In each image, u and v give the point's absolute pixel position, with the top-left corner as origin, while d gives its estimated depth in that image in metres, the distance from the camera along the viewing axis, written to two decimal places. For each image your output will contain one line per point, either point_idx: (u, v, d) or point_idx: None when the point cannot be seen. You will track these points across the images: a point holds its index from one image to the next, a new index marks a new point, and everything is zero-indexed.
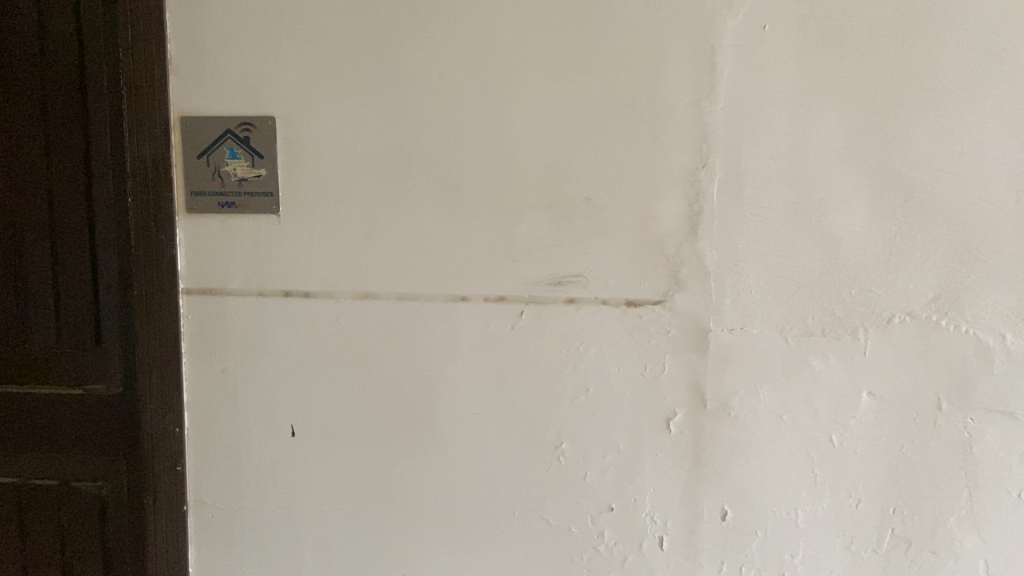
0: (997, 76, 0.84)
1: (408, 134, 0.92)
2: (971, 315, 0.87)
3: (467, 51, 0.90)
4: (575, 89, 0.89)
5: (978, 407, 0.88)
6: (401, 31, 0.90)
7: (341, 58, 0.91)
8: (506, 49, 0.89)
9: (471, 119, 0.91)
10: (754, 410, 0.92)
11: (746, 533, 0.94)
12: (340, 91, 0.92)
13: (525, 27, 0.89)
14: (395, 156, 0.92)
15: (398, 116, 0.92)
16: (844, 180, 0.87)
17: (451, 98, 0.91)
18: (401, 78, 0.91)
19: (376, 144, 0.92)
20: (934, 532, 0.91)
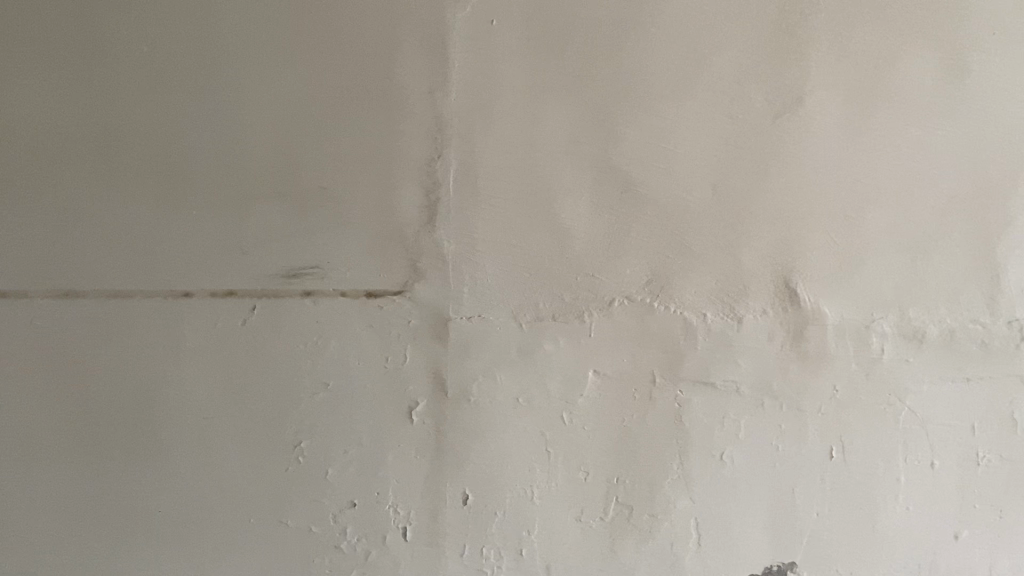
0: (695, 80, 0.94)
1: (122, 117, 0.87)
2: (677, 296, 0.96)
3: (190, 34, 0.88)
4: (302, 75, 0.89)
5: (685, 379, 0.97)
6: (114, 10, 0.87)
7: (46, 35, 0.86)
8: (227, 31, 0.88)
9: (193, 104, 0.88)
10: (492, 395, 0.94)
11: (487, 515, 0.95)
12: (47, 71, 0.87)
13: (249, 11, 0.88)
14: (106, 139, 0.87)
15: (110, 98, 0.87)
16: (570, 172, 0.93)
17: (169, 80, 0.88)
18: (115, 60, 0.87)
19: (88, 131, 0.87)
20: (652, 496, 0.97)
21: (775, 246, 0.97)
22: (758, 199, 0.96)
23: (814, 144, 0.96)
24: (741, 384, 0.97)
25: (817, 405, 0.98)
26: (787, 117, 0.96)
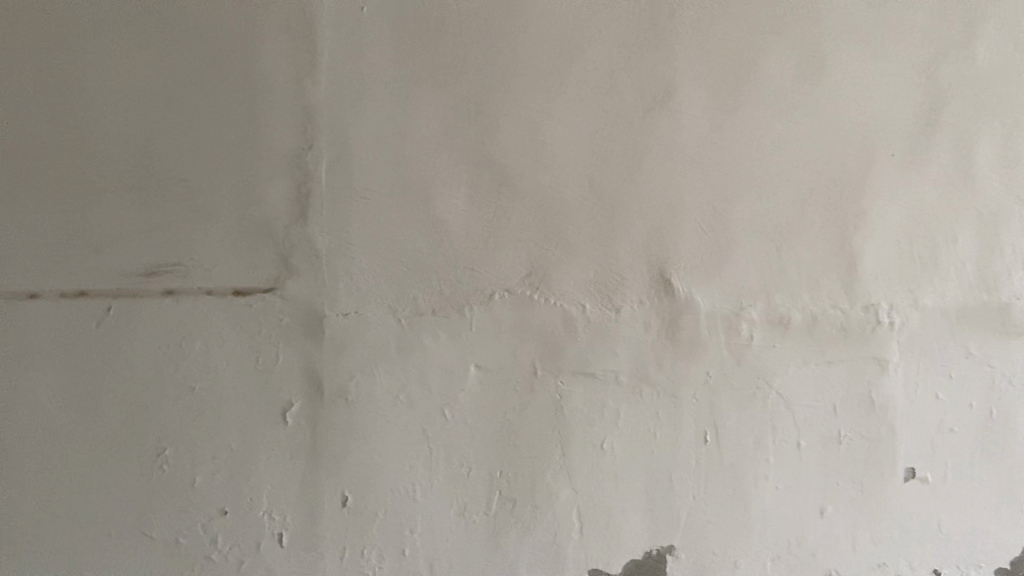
0: (567, 73, 0.96)
1: None
2: (557, 287, 0.97)
3: (37, 34, 0.89)
4: (155, 71, 0.90)
5: (565, 369, 0.97)
6: None
7: None
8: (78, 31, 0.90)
9: (42, 104, 0.89)
10: (369, 393, 0.93)
11: (366, 516, 0.93)
12: None
13: (101, 12, 0.90)
14: None
15: None
16: (443, 164, 0.94)
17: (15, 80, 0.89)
18: None
19: None
20: (534, 487, 0.97)
21: (649, 236, 0.99)
22: (633, 191, 0.98)
23: (684, 137, 0.99)
24: (619, 372, 0.98)
25: (691, 391, 1.00)
26: (658, 110, 0.98)
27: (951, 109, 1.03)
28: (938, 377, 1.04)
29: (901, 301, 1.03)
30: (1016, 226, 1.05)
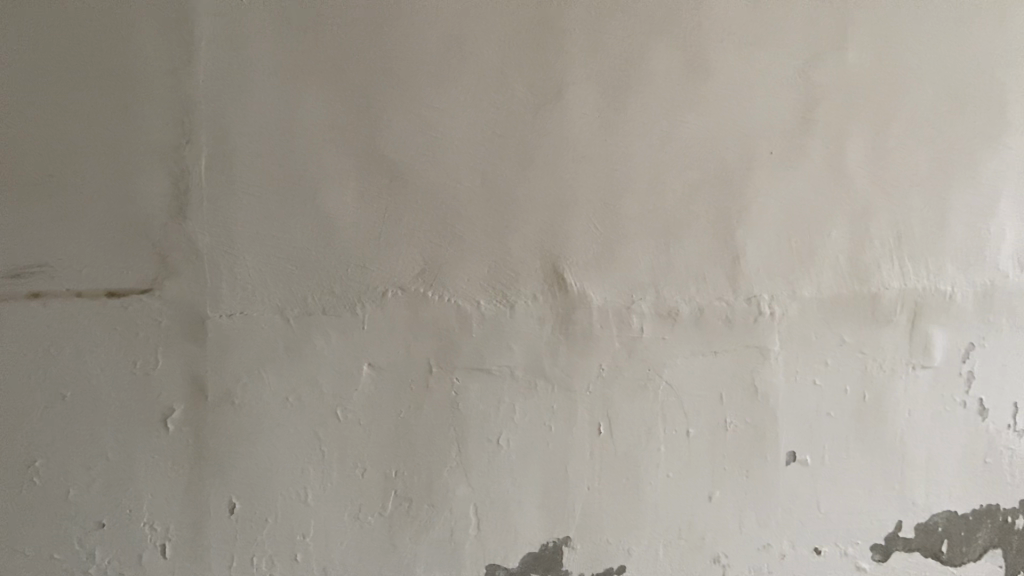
0: (457, 68, 0.95)
1: None
2: (450, 285, 0.96)
3: None
4: (14, 56, 0.84)
5: (460, 366, 0.97)
6: None
7: None
8: None
9: None
10: (257, 396, 0.91)
11: (255, 522, 0.92)
12: None
13: None
14: None
15: None
16: (331, 159, 0.92)
17: None
18: None
19: None
20: (430, 485, 0.97)
21: (541, 233, 0.99)
22: (525, 188, 0.98)
23: (574, 134, 1.00)
24: (514, 368, 0.99)
25: (585, 385, 1.02)
26: (549, 108, 0.99)
27: (825, 108, 1.08)
28: (815, 364, 1.10)
29: (781, 292, 1.08)
30: (884, 219, 1.11)
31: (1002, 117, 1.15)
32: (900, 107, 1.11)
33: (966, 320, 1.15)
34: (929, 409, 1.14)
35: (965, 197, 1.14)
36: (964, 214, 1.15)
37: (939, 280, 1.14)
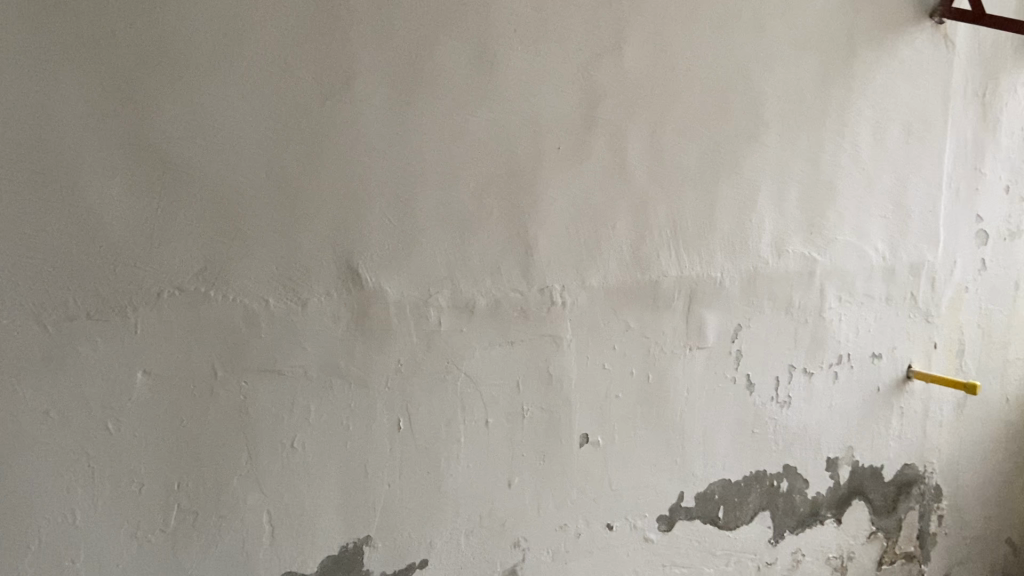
0: (238, 53, 0.88)
1: None
2: (235, 283, 0.91)
3: None
4: None
5: (249, 368, 0.92)
6: None
7: None
8: None
9: None
10: (11, 413, 0.81)
11: (15, 552, 0.83)
12: None
13: None
14: None
15: None
16: (92, 149, 0.83)
17: None
18: None
19: None
20: (218, 496, 0.92)
21: (333, 227, 0.96)
22: (315, 180, 0.94)
23: (365, 126, 0.96)
24: (308, 368, 0.96)
25: (383, 381, 1.00)
26: (337, 97, 0.94)
27: (606, 106, 1.13)
28: (604, 350, 1.17)
29: (572, 282, 1.13)
30: (662, 212, 1.20)
31: (759, 117, 1.27)
32: (674, 107, 1.19)
33: (732, 303, 1.29)
34: (705, 387, 1.29)
35: (730, 191, 1.26)
36: (730, 206, 1.26)
37: (710, 268, 1.25)
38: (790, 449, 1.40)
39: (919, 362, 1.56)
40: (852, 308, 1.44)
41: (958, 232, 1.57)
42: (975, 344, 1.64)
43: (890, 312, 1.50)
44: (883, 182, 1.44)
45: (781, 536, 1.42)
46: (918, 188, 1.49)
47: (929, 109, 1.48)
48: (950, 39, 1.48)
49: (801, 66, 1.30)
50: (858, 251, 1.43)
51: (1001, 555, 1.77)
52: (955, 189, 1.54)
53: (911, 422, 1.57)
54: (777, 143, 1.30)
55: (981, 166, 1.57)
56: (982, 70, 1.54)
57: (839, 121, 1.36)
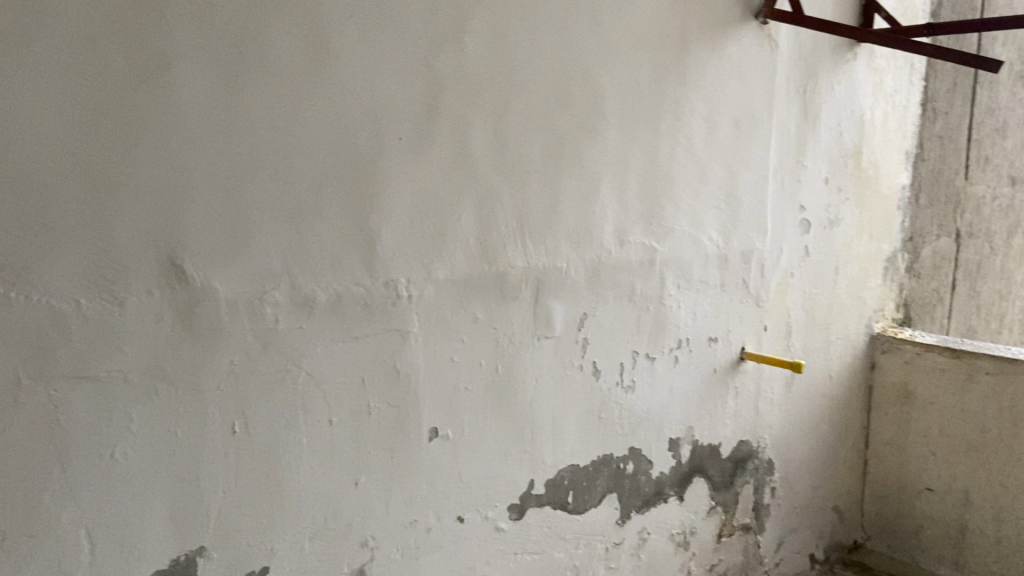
0: (35, 30, 0.80)
1: None
2: (38, 283, 0.82)
3: None
4: None
5: (59, 376, 0.84)
6: None
7: None
8: None
9: None
10: None
11: None
12: None
13: None
14: None
15: None
16: None
17: None
18: None
19: None
20: (26, 515, 0.84)
21: (153, 221, 0.89)
22: (129, 171, 0.87)
23: (187, 113, 0.90)
24: (127, 372, 0.89)
25: (214, 384, 0.95)
26: (152, 82, 0.87)
27: (448, 97, 1.11)
28: (452, 342, 1.17)
29: (417, 275, 1.11)
30: (507, 203, 1.20)
31: (598, 111, 1.30)
32: (517, 98, 1.19)
33: (577, 293, 1.32)
34: (552, 375, 1.31)
35: (573, 182, 1.28)
36: (573, 197, 1.29)
37: (555, 258, 1.27)
38: (635, 431, 1.46)
39: (752, 344, 1.66)
40: (690, 295, 1.51)
41: (783, 221, 1.67)
42: (800, 326, 1.76)
43: (724, 298, 1.58)
44: (715, 174, 1.51)
45: (628, 516, 1.47)
46: (748, 180, 1.58)
47: (755, 106, 1.56)
48: (773, 39, 1.57)
49: (637, 62, 1.34)
50: (695, 240, 1.50)
51: (827, 520, 1.92)
52: (780, 180, 1.65)
53: (745, 400, 1.67)
54: (617, 136, 1.33)
55: (802, 159, 1.68)
56: (802, 69, 1.64)
57: (674, 115, 1.42)
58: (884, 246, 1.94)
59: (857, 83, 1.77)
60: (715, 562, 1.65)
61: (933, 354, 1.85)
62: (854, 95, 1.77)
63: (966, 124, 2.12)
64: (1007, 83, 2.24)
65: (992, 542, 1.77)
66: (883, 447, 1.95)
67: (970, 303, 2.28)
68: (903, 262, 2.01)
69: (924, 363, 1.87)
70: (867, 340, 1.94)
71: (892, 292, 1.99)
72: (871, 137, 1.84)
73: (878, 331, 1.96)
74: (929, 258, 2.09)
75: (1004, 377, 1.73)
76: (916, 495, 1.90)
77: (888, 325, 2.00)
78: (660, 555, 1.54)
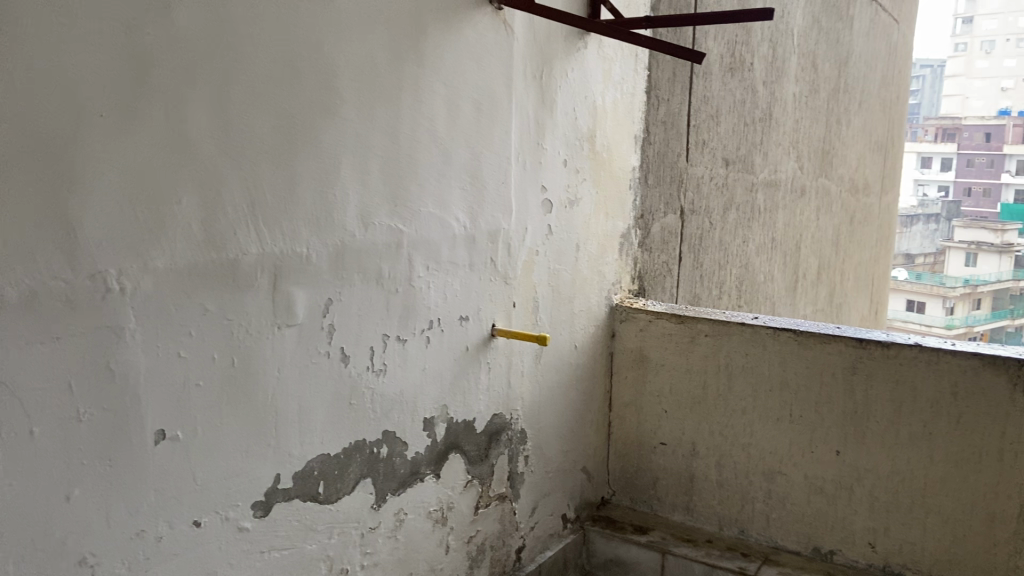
0: None
1: None
2: None
3: None
4: None
5: None
6: None
7: None
8: None
9: None
10: None
11: None
12: None
13: None
14: None
15: None
16: None
17: None
18: None
19: None
20: None
21: None
22: None
23: None
24: None
25: None
26: None
27: (157, 70, 1.02)
28: (177, 336, 1.09)
29: (130, 266, 1.02)
30: (234, 186, 1.13)
31: (331, 90, 1.26)
32: (239, 74, 1.12)
33: (319, 278, 1.28)
34: (296, 364, 1.27)
35: (309, 164, 1.24)
36: (309, 179, 1.25)
37: (293, 243, 1.23)
38: (387, 414, 1.45)
39: (502, 321, 1.72)
40: (438, 276, 1.53)
41: (526, 201, 1.74)
42: (546, 301, 1.85)
43: (473, 277, 1.62)
44: (458, 157, 1.54)
45: (383, 499, 1.47)
46: (491, 161, 1.62)
47: (494, 89, 1.61)
48: (508, 25, 1.62)
49: (372, 41, 1.32)
50: (440, 221, 1.51)
51: (577, 481, 2.05)
52: (521, 162, 1.71)
53: (497, 375, 1.72)
54: (355, 117, 1.31)
55: (541, 142, 1.76)
56: (538, 55, 1.72)
57: (413, 97, 1.42)
58: (619, 223, 2.09)
59: (589, 70, 1.89)
60: (473, 534, 1.70)
61: (663, 321, 2.03)
62: (587, 82, 1.88)
63: (685, 110, 2.34)
64: (718, 74, 2.50)
65: (714, 485, 1.99)
66: (624, 409, 2.12)
67: (694, 273, 2.53)
68: (636, 237, 2.19)
69: (655, 329, 2.05)
70: (607, 311, 2.09)
71: (627, 266, 2.16)
72: (604, 121, 1.96)
73: (617, 302, 2.11)
74: (659, 233, 2.29)
75: (719, 338, 1.94)
76: (652, 449, 2.08)
77: (625, 296, 2.16)
78: (418, 534, 1.56)
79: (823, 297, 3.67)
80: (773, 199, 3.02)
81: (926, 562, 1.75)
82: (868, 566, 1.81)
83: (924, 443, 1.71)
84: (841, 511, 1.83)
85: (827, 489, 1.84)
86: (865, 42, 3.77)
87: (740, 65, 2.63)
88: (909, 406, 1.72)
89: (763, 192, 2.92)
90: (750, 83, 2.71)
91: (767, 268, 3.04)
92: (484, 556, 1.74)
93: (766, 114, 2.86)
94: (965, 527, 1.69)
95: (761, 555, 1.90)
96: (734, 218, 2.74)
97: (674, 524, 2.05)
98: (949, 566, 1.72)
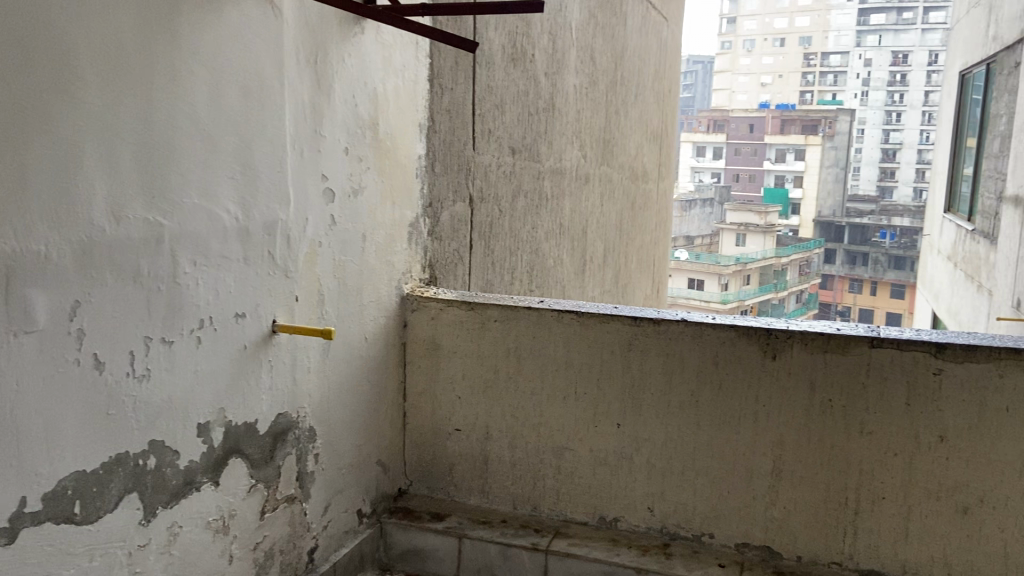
0: None
1: None
2: None
3: None
4: None
5: None
6: None
7: None
8: None
9: None
10: None
11: None
12: None
13: None
14: None
15: None
16: None
17: None
18: None
19: None
20: None
21: None
22: None
23: None
24: None
25: None
26: None
27: None
28: None
29: None
30: None
31: (69, 69, 1.14)
32: None
33: (62, 278, 1.15)
34: (39, 375, 1.13)
35: (41, 151, 1.11)
36: (46, 168, 1.12)
37: (27, 240, 1.10)
38: (154, 423, 1.35)
39: (284, 316, 1.64)
40: (208, 272, 1.44)
41: (306, 190, 1.68)
42: (332, 293, 1.80)
43: (249, 271, 1.54)
44: (226, 145, 1.45)
45: (153, 514, 1.36)
46: (263, 150, 1.54)
47: (263, 73, 1.53)
48: (275, 6, 1.55)
49: (117, 17, 1.20)
50: (208, 213, 1.42)
51: (372, 474, 2.02)
52: (298, 150, 1.64)
53: (280, 373, 1.65)
54: (100, 100, 1.19)
55: (320, 130, 1.70)
56: (311, 39, 1.65)
57: (170, 81, 1.31)
58: (406, 212, 2.08)
59: (367, 57, 1.85)
60: (260, 540, 1.63)
61: (453, 308, 2.04)
62: (366, 68, 1.84)
63: (469, 99, 2.36)
64: (501, 64, 2.55)
65: (507, 466, 2.05)
66: (418, 398, 2.11)
67: (486, 260, 2.57)
68: (425, 226, 2.18)
69: (446, 317, 2.06)
70: (397, 301, 2.07)
71: (417, 255, 2.15)
72: (386, 109, 1.94)
73: (407, 291, 2.10)
74: (448, 222, 2.30)
75: (508, 322, 1.99)
76: (447, 437, 2.10)
77: (416, 285, 2.15)
78: (196, 547, 1.46)
79: (610, 279, 3.89)
80: (560, 187, 3.14)
81: (697, 521, 1.89)
82: (648, 529, 1.94)
83: (692, 410, 1.85)
84: (623, 480, 1.94)
85: (610, 461, 1.95)
86: (639, 38, 4.01)
87: (522, 56, 2.70)
88: (678, 378, 1.85)
89: (549, 179, 3.03)
90: (532, 74, 2.79)
91: (556, 253, 3.16)
92: (273, 562, 1.67)
93: (548, 105, 2.96)
94: (728, 485, 1.85)
95: (552, 529, 1.97)
96: (523, 205, 2.82)
97: (470, 508, 2.09)
98: (716, 522, 1.88)
